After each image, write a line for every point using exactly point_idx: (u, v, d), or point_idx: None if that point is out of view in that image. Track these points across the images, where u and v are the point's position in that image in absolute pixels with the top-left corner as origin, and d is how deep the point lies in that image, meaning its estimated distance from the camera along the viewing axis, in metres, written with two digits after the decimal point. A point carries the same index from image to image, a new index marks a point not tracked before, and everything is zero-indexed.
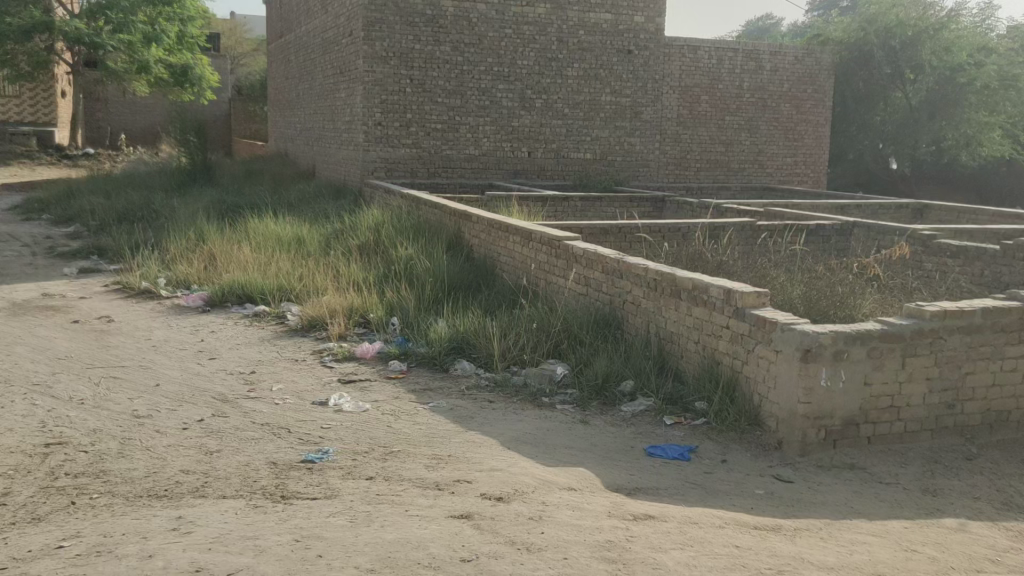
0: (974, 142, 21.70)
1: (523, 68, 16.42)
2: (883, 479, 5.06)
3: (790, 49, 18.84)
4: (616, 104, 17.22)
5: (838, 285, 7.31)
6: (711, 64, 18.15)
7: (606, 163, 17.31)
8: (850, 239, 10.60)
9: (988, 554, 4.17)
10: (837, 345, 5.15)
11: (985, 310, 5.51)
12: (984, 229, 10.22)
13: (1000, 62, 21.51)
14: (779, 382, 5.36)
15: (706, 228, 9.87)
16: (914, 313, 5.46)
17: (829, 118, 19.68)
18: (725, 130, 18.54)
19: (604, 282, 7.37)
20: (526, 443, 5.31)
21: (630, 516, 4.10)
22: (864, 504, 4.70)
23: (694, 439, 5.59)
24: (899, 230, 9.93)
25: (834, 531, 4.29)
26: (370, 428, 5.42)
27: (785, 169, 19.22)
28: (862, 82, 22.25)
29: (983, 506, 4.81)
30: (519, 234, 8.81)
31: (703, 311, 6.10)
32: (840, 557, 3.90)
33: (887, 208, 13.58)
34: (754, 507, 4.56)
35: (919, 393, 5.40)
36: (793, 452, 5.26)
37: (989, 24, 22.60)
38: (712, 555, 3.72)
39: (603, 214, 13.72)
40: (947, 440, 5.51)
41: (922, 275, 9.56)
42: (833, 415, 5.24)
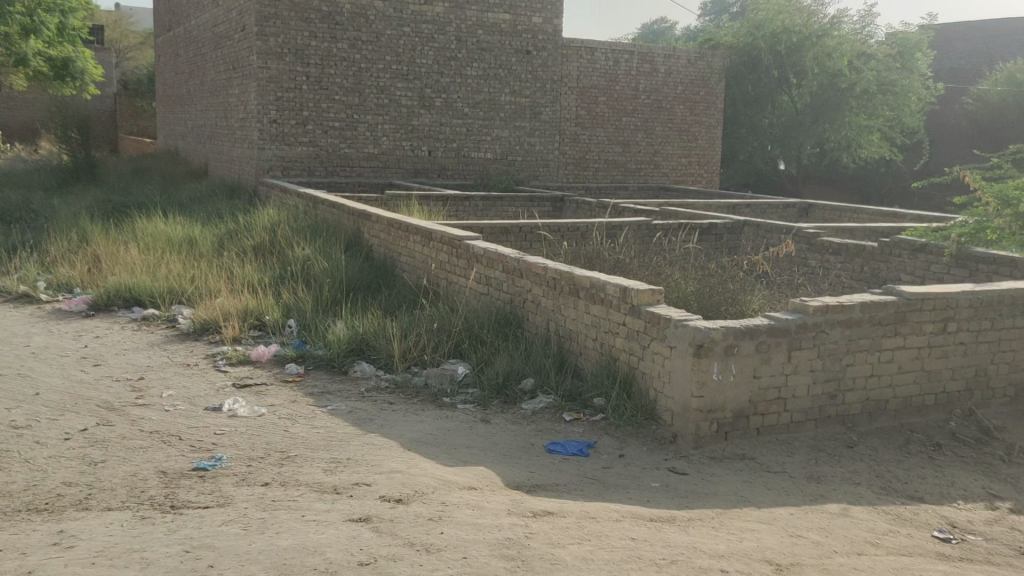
0: (854, 144, 22.92)
1: (422, 67, 16.35)
2: (771, 467, 5.27)
3: (683, 53, 19.34)
4: (515, 103, 17.36)
5: (729, 282, 7.56)
6: (608, 65, 18.46)
7: (506, 162, 17.43)
8: (740, 237, 10.98)
9: (868, 537, 4.40)
10: (726, 340, 5.32)
11: (866, 304, 5.74)
12: (863, 228, 10.77)
13: (879, 67, 22.54)
14: (672, 377, 5.52)
15: (604, 228, 10.04)
16: (798, 308, 5.68)
17: (720, 120, 20.27)
18: (622, 130, 18.89)
19: (505, 281, 7.41)
20: (428, 443, 5.31)
21: (530, 513, 4.15)
22: (753, 492, 4.89)
23: (593, 434, 5.69)
24: (786, 229, 10.36)
25: (725, 519, 4.45)
26: (266, 433, 5.31)
27: (679, 168, 19.73)
28: (751, 86, 23.03)
29: (863, 491, 5.08)
30: (420, 233, 8.77)
31: (601, 308, 6.20)
32: (731, 545, 4.05)
33: (775, 207, 14.13)
34: (649, 499, 4.68)
35: (804, 385, 5.64)
36: (687, 444, 5.42)
37: (869, 31, 22.99)
38: (609, 548, 3.80)
39: (504, 212, 13.80)
40: (829, 429, 5.78)
41: (807, 271, 10.01)
42: (724, 408, 5.41)
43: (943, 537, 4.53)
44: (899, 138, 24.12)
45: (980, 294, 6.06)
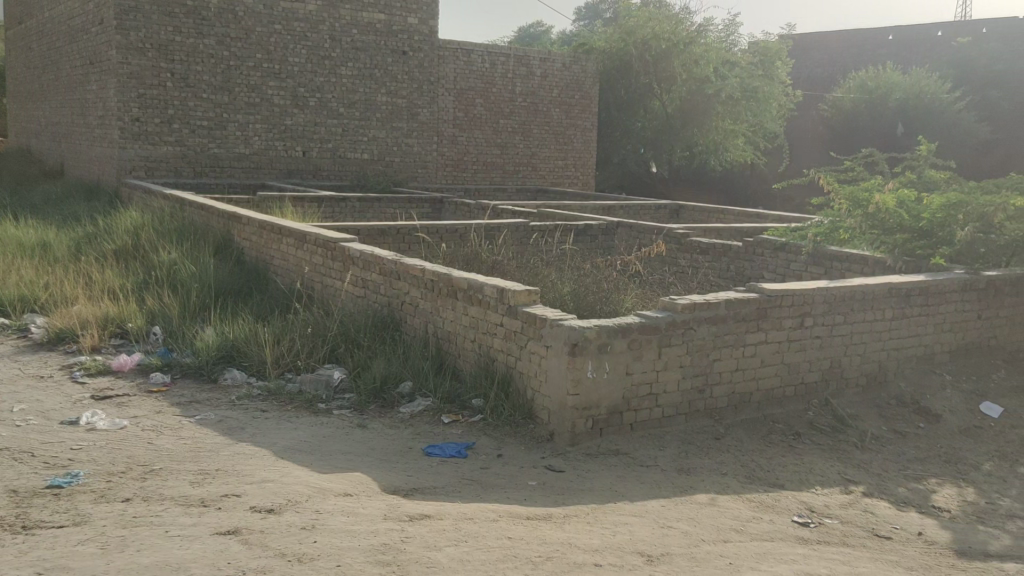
0: (721, 148, 24.02)
1: (294, 66, 15.99)
2: (643, 462, 5.42)
3: (558, 57, 19.68)
4: (392, 104, 17.22)
5: (604, 282, 7.73)
6: (485, 68, 18.57)
7: (383, 163, 17.26)
8: (614, 238, 11.28)
9: (733, 525, 4.59)
10: (600, 338, 5.45)
11: (730, 301, 5.99)
12: (729, 228, 11.26)
13: (743, 74, 23.51)
14: (548, 376, 5.60)
15: (482, 229, 10.10)
16: (667, 306, 5.88)
17: (595, 124, 20.70)
18: (500, 132, 19.03)
19: (381, 284, 7.34)
20: (302, 450, 5.19)
21: (406, 517, 4.12)
22: (627, 486, 5.03)
23: (471, 436, 5.71)
24: (656, 230, 10.71)
25: (599, 514, 4.55)
26: (129, 446, 5.07)
27: (556, 170, 20.03)
28: (623, 90, 23.43)
29: (730, 481, 5.30)
30: (293, 235, 8.58)
31: (478, 309, 6.23)
32: (605, 539, 4.15)
33: (648, 208, 14.58)
34: (526, 498, 4.73)
35: (674, 380, 5.84)
36: (563, 442, 5.52)
37: (732, 39, 24.22)
38: (485, 548, 3.82)
39: (381, 214, 13.66)
40: (698, 422, 6.00)
41: (677, 270, 10.40)
42: (598, 405, 5.54)
43: (802, 521, 4.78)
44: (762, 143, 25.35)
45: (834, 290, 6.40)
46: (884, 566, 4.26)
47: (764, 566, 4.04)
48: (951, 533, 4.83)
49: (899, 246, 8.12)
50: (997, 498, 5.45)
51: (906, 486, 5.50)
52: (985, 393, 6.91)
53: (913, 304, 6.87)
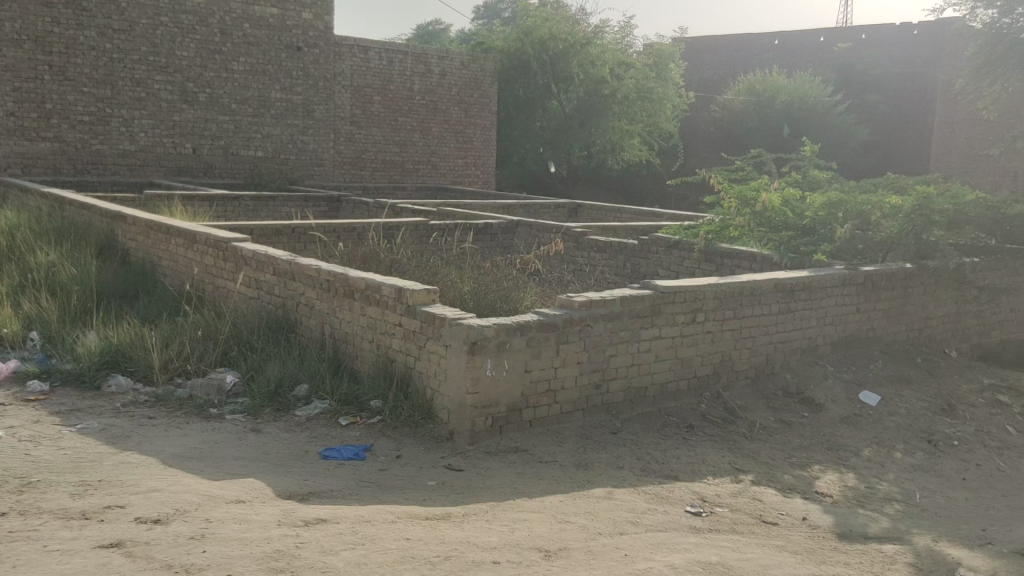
0: (617, 147, 24.43)
1: (182, 59, 15.46)
2: (542, 458, 5.48)
3: (456, 55, 19.65)
4: (286, 101, 16.85)
5: (503, 280, 7.76)
6: (383, 65, 18.39)
7: (278, 161, 16.87)
8: (514, 237, 11.37)
9: (629, 517, 4.69)
10: (498, 336, 5.48)
11: (625, 298, 6.10)
12: (626, 226, 11.49)
13: (638, 75, 24.02)
14: (447, 375, 5.59)
15: (381, 228, 10.02)
16: (565, 304, 5.95)
17: (494, 123, 20.77)
18: (399, 130, 18.88)
19: (275, 285, 7.17)
20: (192, 458, 5.03)
21: (301, 522, 4.05)
22: (526, 483, 5.06)
23: (369, 437, 5.65)
24: (555, 228, 10.86)
25: (499, 512, 4.57)
26: (3, 458, 4.80)
27: (456, 169, 20.01)
28: (522, 88, 23.53)
29: (627, 474, 5.41)
30: (182, 236, 8.30)
31: (376, 309, 6.17)
32: (503, 536, 4.17)
33: (547, 207, 14.72)
34: (426, 498, 4.71)
35: (571, 376, 5.92)
36: (463, 441, 5.52)
37: (628, 41, 24.71)
38: (382, 550, 3.78)
39: (276, 213, 13.35)
40: (596, 417, 6.09)
41: (577, 268, 10.58)
42: (497, 403, 5.57)
43: (695, 511, 4.92)
44: (657, 143, 26.02)
45: (724, 286, 6.61)
46: (771, 551, 4.44)
47: (658, 556, 4.14)
48: (833, 517, 5.07)
49: (785, 242, 8.50)
50: (875, 482, 5.74)
51: (792, 473, 5.74)
52: (864, 382, 7.27)
53: (798, 299, 7.16)
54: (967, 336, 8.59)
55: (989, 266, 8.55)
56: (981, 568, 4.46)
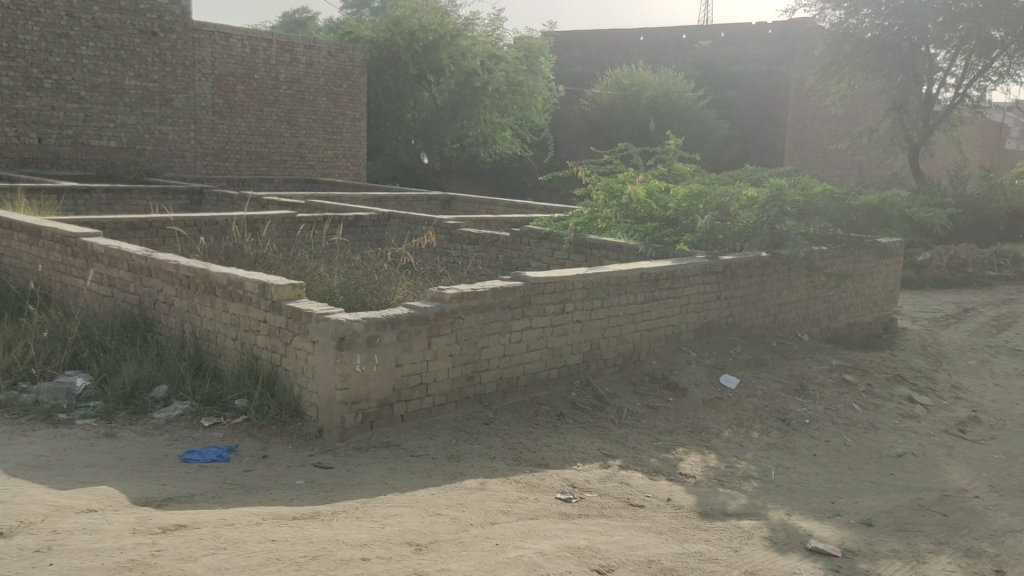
0: (489, 140, 24.53)
1: (25, 43, 14.53)
2: (414, 452, 5.45)
3: (323, 45, 19.18)
4: (141, 89, 16.07)
5: (374, 274, 7.64)
6: (245, 53, 17.76)
7: (135, 151, 16.10)
8: (386, 230, 11.29)
9: (500, 506, 4.73)
10: (368, 331, 5.40)
11: (496, 289, 6.14)
12: (497, 218, 11.59)
13: (507, 69, 24.26)
14: (316, 372, 5.48)
15: (245, 221, 9.71)
16: (436, 297, 5.93)
17: (365, 114, 20.45)
18: (264, 121, 18.32)
19: (130, 282, 6.83)
20: (38, 466, 4.73)
21: (158, 528, 3.88)
22: (397, 478, 5.03)
23: (234, 438, 5.47)
24: (427, 220, 10.87)
25: (369, 508, 4.51)
26: None
27: (326, 161, 19.61)
28: (392, 82, 23.34)
29: (499, 464, 5.45)
30: (26, 231, 7.79)
31: (240, 306, 5.97)
32: (373, 532, 4.12)
33: (420, 200, 14.66)
34: (293, 497, 4.60)
35: (443, 369, 5.91)
36: (333, 438, 5.42)
37: (498, 33, 25.00)
38: (245, 554, 3.67)
39: (134, 206, 12.73)
40: (468, 409, 6.12)
41: (449, 261, 10.61)
42: (367, 399, 5.50)
43: (564, 498, 5.01)
44: (529, 136, 26.35)
45: (592, 276, 6.75)
46: (637, 532, 4.58)
47: (528, 543, 4.20)
48: (696, 497, 5.27)
49: (650, 234, 8.82)
50: (735, 462, 6.02)
51: (658, 457, 5.93)
52: (724, 366, 7.59)
53: (662, 288, 7.39)
54: (818, 320, 9.10)
55: (836, 254, 9.06)
56: (830, 539, 4.75)
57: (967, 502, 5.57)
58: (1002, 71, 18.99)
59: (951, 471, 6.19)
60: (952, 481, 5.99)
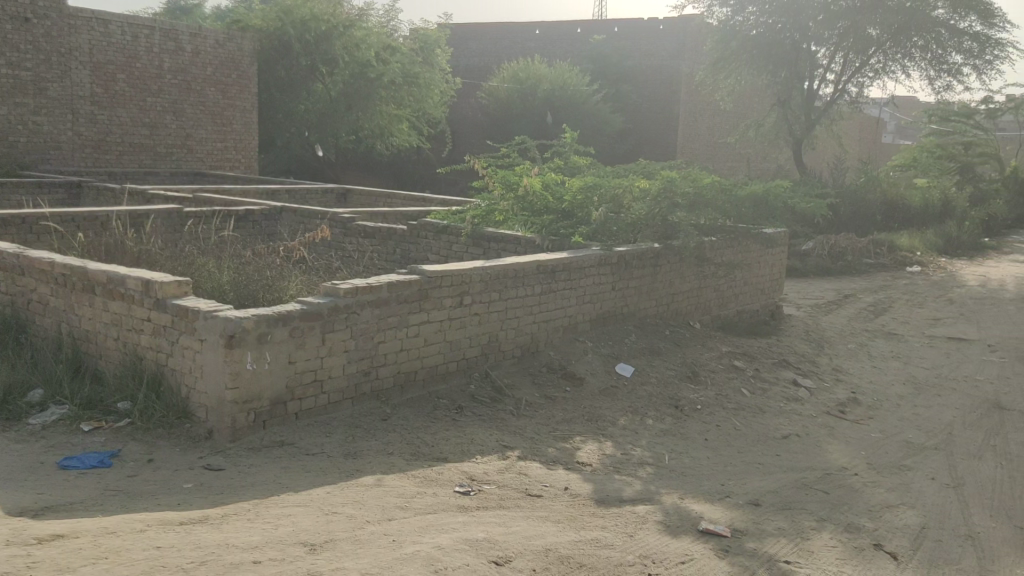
0: (385, 132, 24.24)
1: None
2: (309, 450, 5.35)
3: (209, 33, 18.53)
4: (13, 78, 15.28)
5: (266, 269, 7.43)
6: (126, 41, 17.00)
7: (7, 143, 15.29)
8: (278, 224, 11.08)
9: (398, 502, 4.69)
10: (258, 328, 5.27)
11: (391, 284, 6.06)
12: (394, 211, 11.51)
13: (403, 60, 24.16)
14: (204, 371, 5.31)
15: (126, 216, 9.33)
16: (330, 292, 5.84)
17: (255, 104, 19.88)
18: (148, 111, 17.59)
19: (2, 281, 6.49)
20: None
21: (33, 540, 3.69)
22: (291, 477, 4.92)
23: (117, 442, 5.26)
24: (321, 214, 10.71)
25: (260, 510, 4.39)
26: None
27: (215, 153, 19.00)
28: (282, 70, 22.41)
29: (396, 460, 5.40)
30: None
31: (121, 304, 5.73)
32: (265, 534, 4.03)
33: (314, 193, 14.39)
34: (181, 502, 4.45)
35: (338, 365, 5.81)
36: (224, 439, 5.27)
37: (393, 25, 25.20)
38: (128, 562, 3.53)
39: (5, 200, 12.04)
40: (364, 405, 6.04)
41: (344, 255, 10.48)
42: (259, 397, 5.36)
43: (462, 491, 5.00)
44: (426, 128, 26.24)
45: (489, 269, 6.75)
46: (535, 522, 4.62)
47: (425, 538, 4.18)
48: (592, 485, 5.35)
49: (546, 226, 8.94)
50: (629, 448, 6.14)
51: (555, 446, 6.00)
52: (620, 355, 7.74)
53: (559, 280, 7.46)
54: (708, 308, 9.39)
55: (724, 244, 9.35)
56: (719, 520, 4.91)
57: (846, 480, 5.85)
58: (878, 68, 19.77)
59: (832, 451, 6.49)
60: (834, 460, 6.28)
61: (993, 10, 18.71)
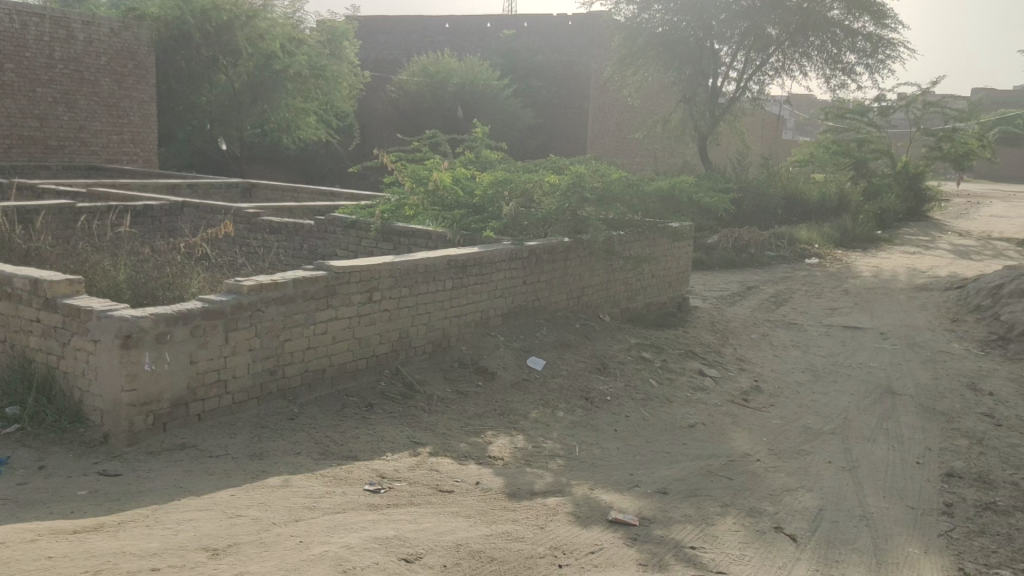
0: (292, 126, 23.77)
1: None
2: (212, 452, 5.19)
3: (103, 21, 17.78)
4: None
5: (165, 267, 7.19)
6: (14, 29, 16.20)
7: None
8: (180, 220, 10.81)
9: (305, 502, 4.60)
10: (157, 327, 5.10)
11: (296, 280, 5.94)
12: (300, 206, 11.31)
13: (308, 52, 23.45)
14: (99, 373, 5.12)
15: (14, 213, 8.91)
16: (232, 289, 5.69)
17: (154, 96, 19.17)
18: (38, 102, 16.79)
19: None
20: None
21: None
22: (193, 481, 4.76)
23: (4, 449, 5.01)
24: (224, 209, 10.48)
25: (160, 515, 4.24)
26: None
27: (111, 146, 18.27)
28: (184, 62, 22.00)
29: (304, 460, 5.29)
30: None
31: (9, 305, 5.55)
32: (165, 540, 3.90)
33: (218, 187, 14.03)
34: (74, 510, 4.26)
35: (242, 364, 5.66)
36: (121, 443, 5.08)
37: (299, 17, 24.63)
38: None
39: None
40: (271, 405, 5.90)
41: (250, 251, 10.27)
42: (159, 399, 5.19)
43: (372, 489, 4.94)
44: (335, 122, 25.88)
45: (398, 265, 6.68)
46: (446, 517, 4.60)
47: (334, 538, 4.11)
48: (503, 478, 5.37)
49: (457, 221, 8.86)
50: (541, 441, 6.18)
51: (467, 441, 5.98)
52: (531, 349, 7.77)
53: (470, 274, 7.44)
54: (617, 302, 9.53)
55: (632, 238, 9.50)
56: (628, 509, 4.99)
57: (749, 466, 6.02)
58: (776, 67, 20.45)
59: (736, 438, 6.68)
60: (737, 447, 6.45)
61: (884, 11, 19.62)
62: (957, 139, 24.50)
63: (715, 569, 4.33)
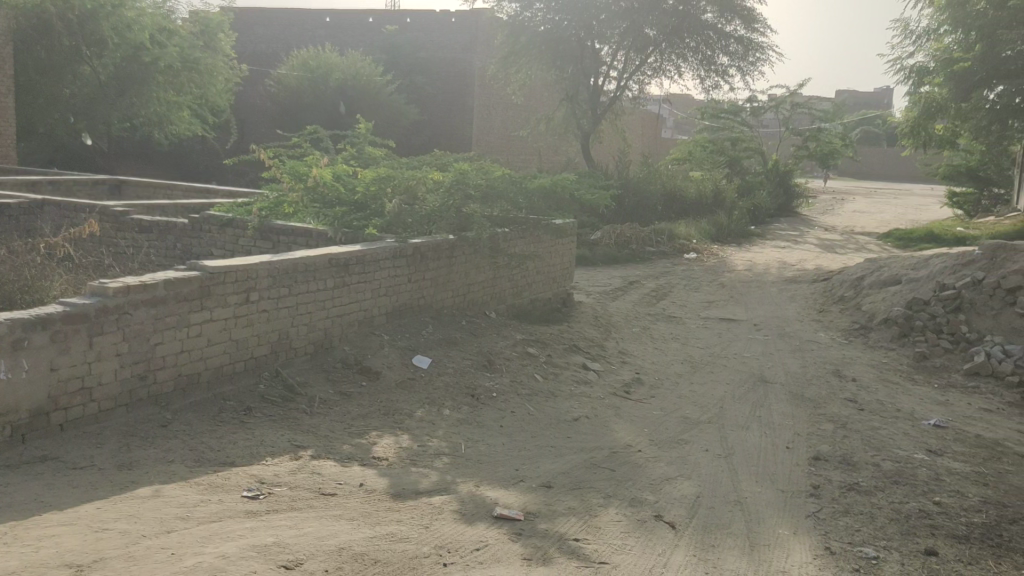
0: (164, 121, 22.84)
1: None
2: (76, 464, 4.92)
3: None
4: None
5: (23, 268, 6.74)
6: None
7: None
8: (41, 219, 10.29)
9: (178, 513, 4.41)
10: (11, 333, 4.83)
11: (167, 281, 5.69)
12: (173, 204, 10.88)
13: (180, 44, 22.69)
14: None
15: None
16: (97, 291, 5.41)
17: (11, 88, 17.96)
18: None
19: None
20: None
21: None
22: (55, 494, 4.50)
23: None
24: (89, 207, 9.98)
25: (18, 532, 3.99)
26: None
27: None
28: (45, 52, 20.49)
29: (177, 468, 5.07)
30: None
31: None
32: (22, 559, 3.66)
33: (82, 183, 13.32)
34: None
35: (110, 369, 5.39)
36: None
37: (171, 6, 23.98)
38: None
39: None
40: (142, 411, 5.64)
41: (118, 251, 9.83)
42: (16, 409, 4.91)
43: (251, 495, 4.78)
44: (210, 117, 25.08)
45: (276, 264, 6.49)
46: (329, 521, 4.50)
47: (210, 548, 3.97)
48: (387, 479, 5.30)
49: (339, 219, 8.68)
50: (426, 440, 6.13)
51: (350, 442, 5.88)
52: (416, 348, 7.70)
53: (352, 273, 7.30)
54: (503, 298, 9.58)
55: (516, 236, 9.55)
56: (513, 505, 5.02)
57: (630, 456, 6.16)
58: (655, 67, 20.98)
59: (618, 430, 6.81)
60: (619, 439, 6.59)
61: (754, 15, 20.57)
62: (823, 139, 25.76)
63: (597, 559, 4.41)
